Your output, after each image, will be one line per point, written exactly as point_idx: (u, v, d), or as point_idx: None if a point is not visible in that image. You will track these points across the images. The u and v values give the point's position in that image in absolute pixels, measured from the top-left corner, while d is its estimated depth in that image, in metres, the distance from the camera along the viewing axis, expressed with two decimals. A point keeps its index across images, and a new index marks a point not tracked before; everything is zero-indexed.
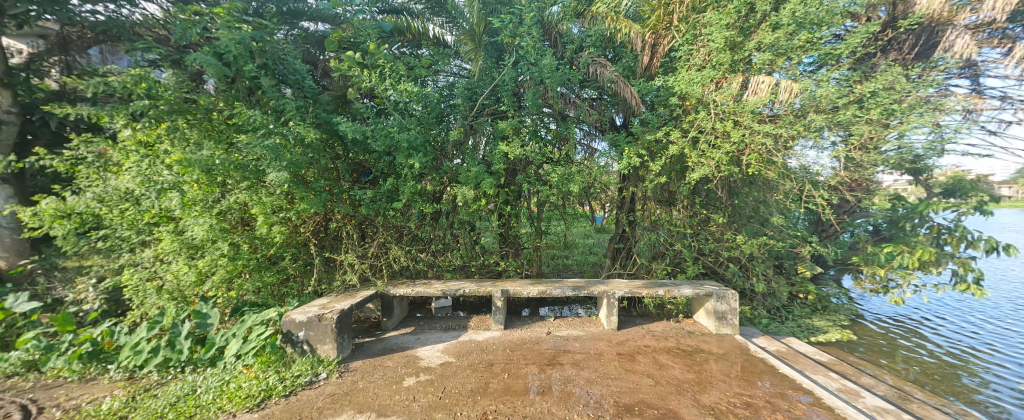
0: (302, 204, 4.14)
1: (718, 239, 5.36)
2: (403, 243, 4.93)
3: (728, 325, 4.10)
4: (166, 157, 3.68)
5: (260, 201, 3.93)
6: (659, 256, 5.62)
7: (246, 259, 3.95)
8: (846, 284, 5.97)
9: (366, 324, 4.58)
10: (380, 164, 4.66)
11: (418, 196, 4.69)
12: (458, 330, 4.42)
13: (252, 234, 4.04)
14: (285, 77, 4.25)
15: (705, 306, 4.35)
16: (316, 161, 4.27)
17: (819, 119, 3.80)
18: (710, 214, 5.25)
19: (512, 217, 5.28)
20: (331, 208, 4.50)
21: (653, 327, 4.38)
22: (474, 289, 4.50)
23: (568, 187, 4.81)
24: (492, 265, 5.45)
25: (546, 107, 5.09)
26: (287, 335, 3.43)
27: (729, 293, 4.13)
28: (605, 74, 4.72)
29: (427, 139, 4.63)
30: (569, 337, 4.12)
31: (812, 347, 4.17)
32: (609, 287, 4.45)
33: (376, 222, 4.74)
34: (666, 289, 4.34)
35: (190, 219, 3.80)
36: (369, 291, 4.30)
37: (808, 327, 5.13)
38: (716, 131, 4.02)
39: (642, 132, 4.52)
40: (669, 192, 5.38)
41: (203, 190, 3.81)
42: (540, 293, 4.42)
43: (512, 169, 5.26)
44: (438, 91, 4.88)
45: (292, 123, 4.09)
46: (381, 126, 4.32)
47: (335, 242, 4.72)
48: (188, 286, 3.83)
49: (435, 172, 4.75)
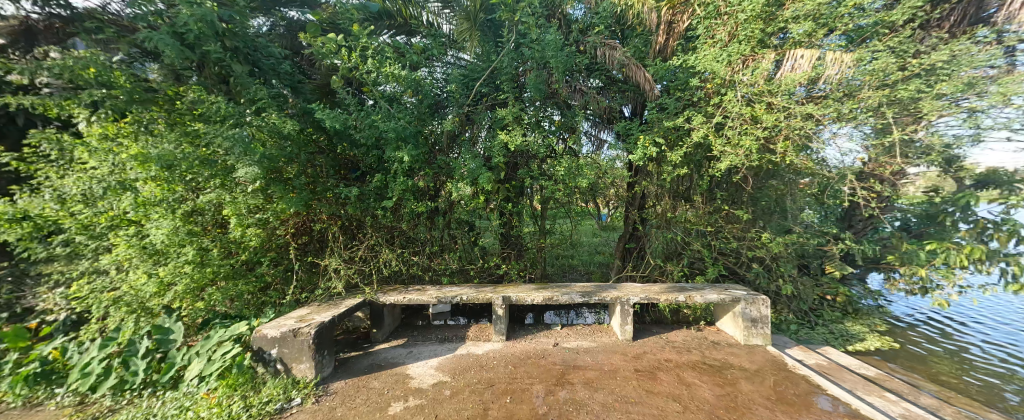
0: (280, 203, 3.71)
1: (740, 238, 4.92)
2: (395, 246, 4.52)
3: (759, 335, 3.64)
4: (120, 151, 3.21)
5: (232, 200, 3.50)
6: (673, 257, 5.19)
7: (217, 266, 3.52)
8: (874, 287, 5.38)
9: (353, 335, 4.14)
10: (368, 159, 4.25)
11: (410, 194, 4.27)
12: (455, 341, 3.99)
13: (224, 237, 3.61)
14: (260, 62, 3.82)
15: (730, 313, 3.89)
16: (296, 156, 3.85)
17: (864, 100, 3.34)
18: (732, 210, 4.78)
19: (514, 216, 4.87)
20: (314, 208, 4.08)
21: (672, 337, 3.92)
22: (472, 296, 4.05)
23: (577, 181, 4.38)
24: (493, 268, 5.03)
25: (551, 95, 4.65)
26: (259, 353, 3.02)
27: (759, 298, 3.67)
28: (616, 57, 4.26)
29: (420, 131, 4.22)
30: (579, 350, 3.68)
31: (854, 359, 3.70)
32: (622, 293, 3.98)
33: (365, 222, 4.33)
34: (687, 294, 3.87)
35: (152, 221, 3.36)
36: (356, 300, 3.88)
37: (842, 333, 4.65)
38: (743, 116, 3.57)
39: (658, 120, 4.06)
40: (685, 186, 4.94)
41: (165, 189, 3.38)
42: (546, 300, 3.97)
43: (514, 163, 4.82)
44: (432, 78, 4.46)
45: (267, 113, 3.67)
46: (368, 116, 3.90)
47: (321, 244, 4.31)
48: (150, 297, 3.39)
49: (428, 167, 4.32)
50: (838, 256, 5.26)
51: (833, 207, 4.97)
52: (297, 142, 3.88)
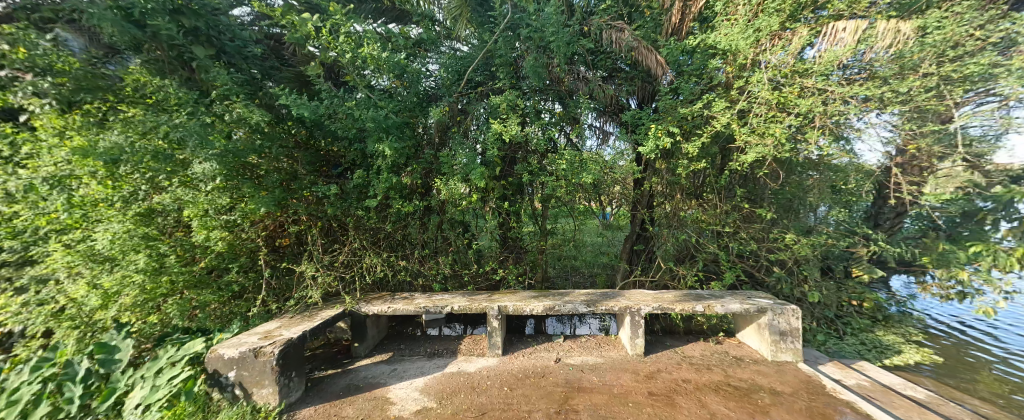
0: (248, 203, 3.32)
1: (760, 239, 4.48)
2: (381, 249, 4.12)
3: (788, 350, 3.20)
4: (59, 144, 2.82)
5: (192, 200, 3.12)
6: (684, 259, 4.78)
7: (176, 274, 3.14)
8: (904, 294, 4.89)
9: (333, 349, 3.75)
10: (349, 153, 3.85)
11: (395, 192, 3.88)
12: (445, 356, 3.58)
13: (185, 241, 3.23)
14: (225, 46, 3.43)
15: (754, 325, 3.46)
16: (268, 150, 3.45)
17: (911, 81, 2.95)
18: (753, 208, 4.34)
19: (512, 216, 4.47)
20: (289, 208, 3.68)
21: (688, 351, 3.50)
22: (464, 305, 3.64)
23: (580, 177, 3.96)
24: (490, 272, 4.63)
25: (552, 83, 4.26)
26: (214, 377, 2.62)
27: (789, 308, 3.23)
28: (624, 39, 3.83)
29: (406, 123, 3.82)
30: (583, 367, 3.26)
31: (899, 378, 3.24)
32: (632, 302, 3.55)
33: (347, 224, 3.95)
34: (706, 304, 3.43)
35: (100, 224, 2.97)
36: (334, 310, 3.48)
37: (875, 345, 4.20)
38: (770, 102, 3.15)
39: (671, 108, 3.64)
40: (699, 183, 4.53)
41: (112, 187, 2.97)
42: (546, 310, 3.55)
43: (510, 158, 4.42)
44: (420, 65, 4.06)
45: (232, 102, 3.28)
46: (346, 105, 3.49)
47: (298, 248, 3.92)
48: (97, 310, 2.98)
49: (416, 162, 3.90)
50: (867, 258, 4.80)
51: (862, 203, 4.52)
52: (268, 135, 3.49)
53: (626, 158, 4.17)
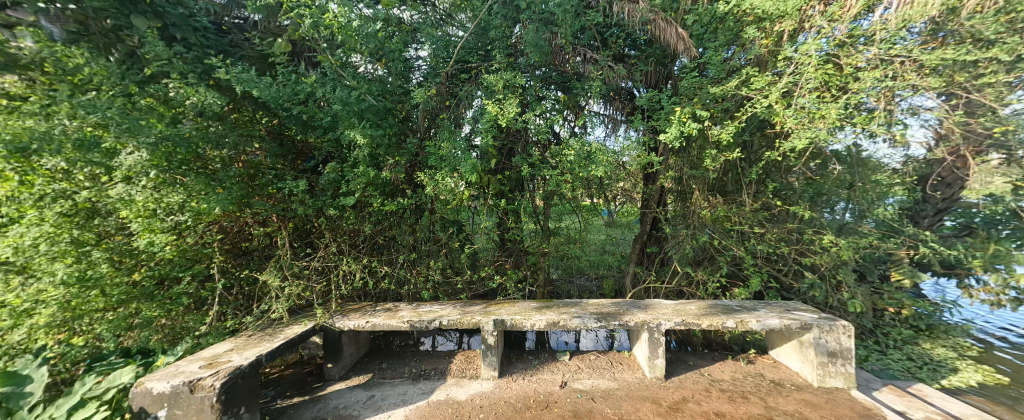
0: (199, 202, 2.84)
1: (791, 240, 3.96)
2: (362, 253, 3.63)
3: (839, 375, 2.68)
4: None
5: (129, 199, 2.65)
6: (703, 263, 4.26)
7: (110, 286, 2.67)
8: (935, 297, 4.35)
9: (304, 370, 3.25)
10: (323, 144, 3.35)
11: (375, 188, 3.36)
12: (433, 377, 3.09)
13: (124, 247, 2.75)
14: (172, 17, 2.91)
15: (794, 342, 2.94)
16: (223, 139, 2.94)
17: (987, 51, 2.46)
18: (784, 205, 3.81)
19: (510, 214, 3.96)
20: (250, 206, 3.19)
21: (716, 374, 2.99)
22: (455, 319, 3.13)
23: (588, 170, 3.45)
24: (486, 278, 4.14)
25: (555, 63, 3.76)
26: (140, 417, 2.12)
27: (839, 325, 2.72)
28: (639, 9, 3.30)
29: (387, 109, 3.31)
30: (594, 394, 2.75)
31: (972, 407, 2.72)
32: (650, 316, 3.04)
33: (321, 225, 3.46)
34: (738, 318, 2.92)
35: (12, 226, 2.47)
36: (303, 327, 2.99)
37: (925, 360, 3.67)
38: (818, 78, 2.63)
39: (696, 87, 3.12)
40: (721, 177, 4.02)
41: (26, 182, 2.46)
42: (550, 325, 3.05)
43: (508, 148, 3.94)
44: (405, 42, 3.54)
45: (176, 82, 2.76)
46: (315, 85, 2.97)
47: (265, 253, 3.42)
48: (10, 330, 2.48)
49: (399, 153, 3.39)
50: (909, 260, 4.27)
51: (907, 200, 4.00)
52: (223, 121, 2.98)
53: (631, 153, 3.62)
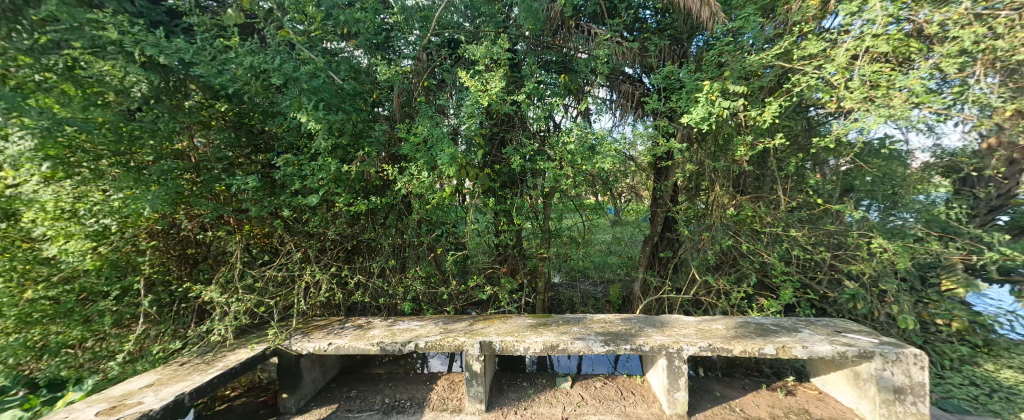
0: (124, 202, 2.37)
1: (830, 243, 3.39)
2: (330, 261, 3.13)
3: (909, 416, 2.13)
4: None
5: (31, 199, 2.20)
6: (724, 269, 3.73)
7: (8, 305, 2.21)
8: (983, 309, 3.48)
9: (258, 400, 2.77)
10: (281, 133, 2.86)
11: (341, 184, 2.86)
12: (406, 412, 2.58)
13: (30, 255, 2.29)
14: None
15: (846, 372, 2.40)
16: (155, 126, 2.46)
17: None
18: (823, 203, 3.25)
19: (502, 214, 3.44)
20: (193, 207, 2.72)
21: (750, 410, 2.45)
22: (434, 340, 2.61)
23: (592, 162, 2.92)
24: (477, 287, 3.63)
25: (555, 41, 3.31)
26: None
27: (909, 353, 2.16)
28: None
29: (354, 90, 2.81)
30: None
31: None
32: (670, 338, 2.50)
33: (282, 229, 2.98)
34: (778, 343, 2.37)
35: None
36: (250, 352, 2.48)
37: (993, 387, 3.08)
38: (886, 41, 2.08)
39: (727, 58, 2.60)
40: (748, 170, 3.48)
41: None
42: (548, 348, 2.52)
43: (500, 138, 3.42)
44: (379, 14, 3.06)
45: (85, 54, 2.26)
46: (263, 59, 2.47)
47: (215, 262, 2.93)
48: None
49: (369, 143, 2.88)
50: (970, 266, 3.66)
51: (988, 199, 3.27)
52: (156, 105, 2.50)
53: (638, 145, 3.12)
